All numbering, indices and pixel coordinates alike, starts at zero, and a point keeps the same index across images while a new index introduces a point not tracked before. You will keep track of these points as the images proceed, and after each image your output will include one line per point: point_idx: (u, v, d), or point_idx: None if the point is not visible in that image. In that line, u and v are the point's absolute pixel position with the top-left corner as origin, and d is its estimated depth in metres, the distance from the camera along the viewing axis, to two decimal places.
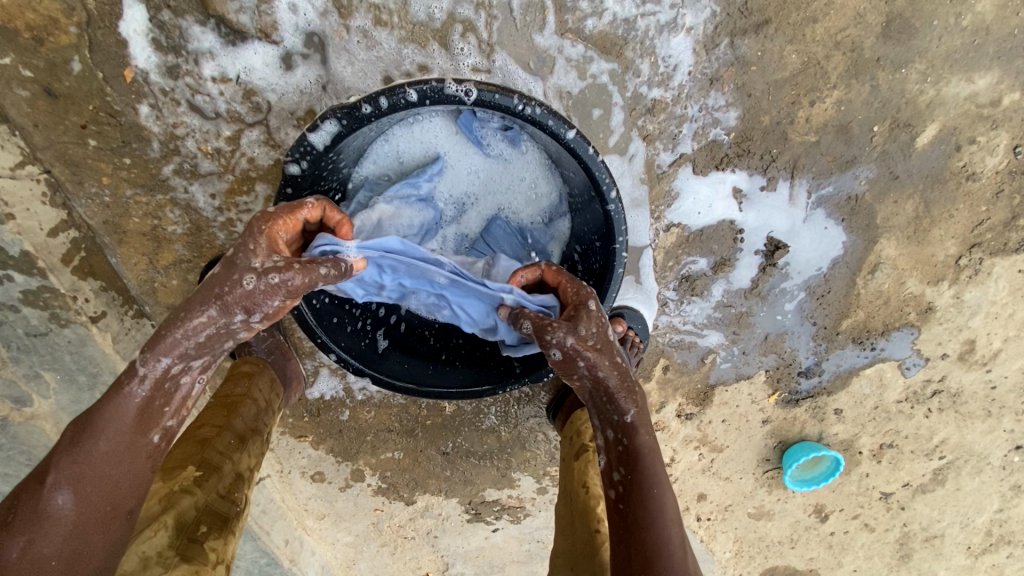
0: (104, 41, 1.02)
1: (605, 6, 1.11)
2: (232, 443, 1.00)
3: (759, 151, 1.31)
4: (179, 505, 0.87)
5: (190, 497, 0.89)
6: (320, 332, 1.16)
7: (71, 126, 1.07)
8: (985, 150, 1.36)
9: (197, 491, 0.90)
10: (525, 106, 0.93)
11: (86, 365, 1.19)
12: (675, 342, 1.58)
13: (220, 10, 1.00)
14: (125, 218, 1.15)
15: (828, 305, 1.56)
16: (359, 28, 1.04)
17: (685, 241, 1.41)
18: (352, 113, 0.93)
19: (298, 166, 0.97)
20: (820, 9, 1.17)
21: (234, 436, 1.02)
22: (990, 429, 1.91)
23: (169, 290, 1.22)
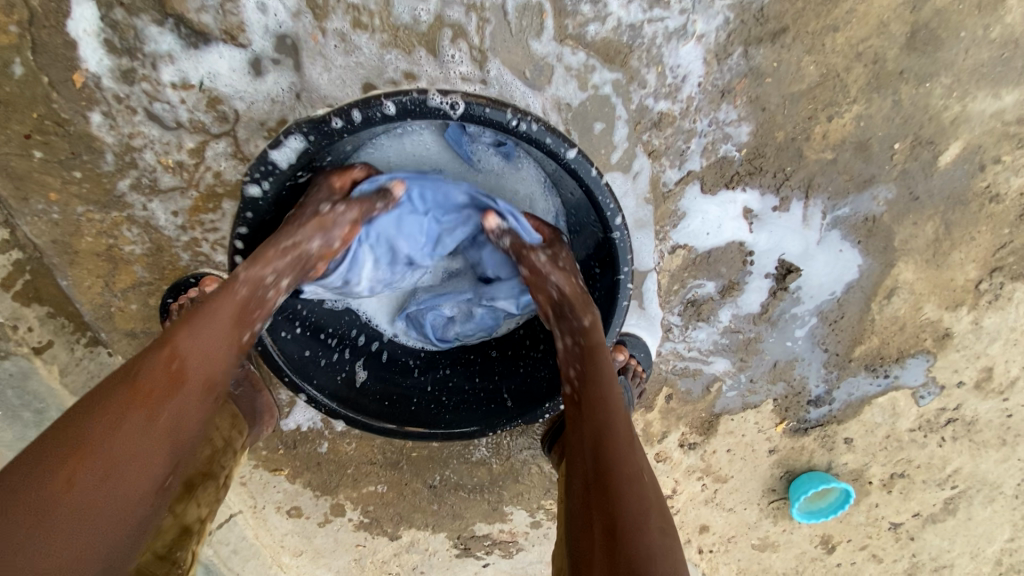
0: (50, 42, 0.91)
1: (609, 11, 1.02)
2: (177, 492, 0.92)
3: (772, 169, 1.21)
4: None
5: None
6: (289, 369, 1.04)
7: (14, 135, 0.96)
8: (1010, 171, 1.28)
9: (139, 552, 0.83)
10: (519, 122, 0.82)
11: (30, 400, 1.07)
12: (679, 369, 1.48)
13: (180, 10, 0.90)
14: (76, 237, 1.04)
15: (841, 331, 1.47)
16: (336, 30, 0.94)
17: (691, 264, 1.31)
18: (323, 126, 0.82)
19: (259, 187, 0.88)
20: (841, 17, 1.08)
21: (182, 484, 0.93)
22: (1005, 458, 1.82)
23: (127, 315, 1.12)
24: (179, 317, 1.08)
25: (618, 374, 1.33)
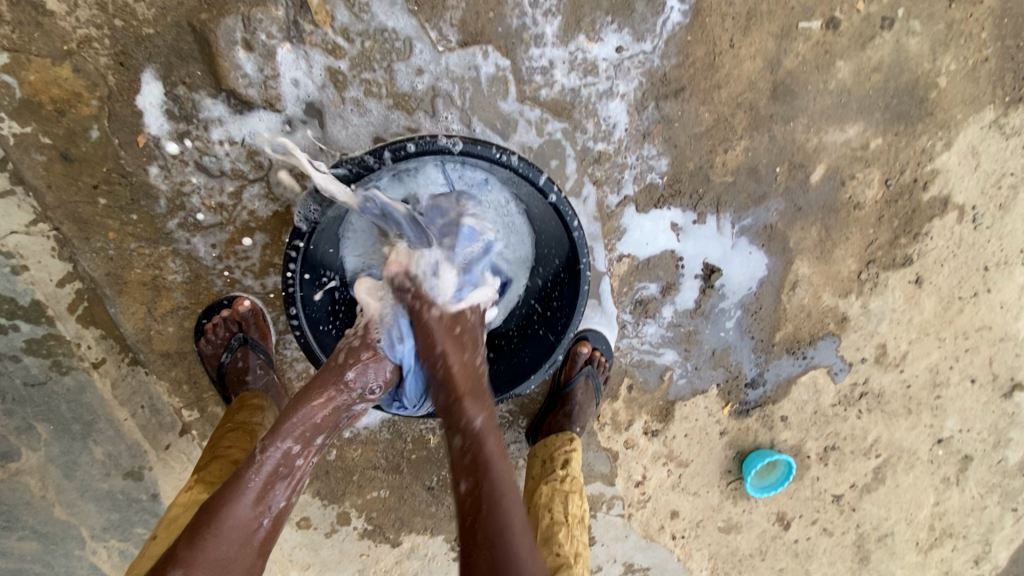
0: (121, 112, 1.16)
1: (555, 79, 1.36)
2: None
3: (688, 191, 1.57)
4: None
5: None
6: (323, 358, 1.25)
7: (84, 186, 1.18)
8: (864, 184, 1.66)
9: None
10: (502, 155, 1.15)
11: (82, 413, 1.26)
12: (636, 361, 1.76)
13: (231, 85, 1.17)
14: (128, 269, 1.24)
15: (762, 320, 1.77)
16: (352, 98, 1.23)
17: (635, 270, 1.63)
18: (361, 164, 1.11)
19: (313, 208, 1.13)
20: (721, 78, 1.47)
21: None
22: (914, 424, 1.95)
23: (164, 337, 1.29)
24: (216, 334, 1.27)
25: (586, 364, 1.62)
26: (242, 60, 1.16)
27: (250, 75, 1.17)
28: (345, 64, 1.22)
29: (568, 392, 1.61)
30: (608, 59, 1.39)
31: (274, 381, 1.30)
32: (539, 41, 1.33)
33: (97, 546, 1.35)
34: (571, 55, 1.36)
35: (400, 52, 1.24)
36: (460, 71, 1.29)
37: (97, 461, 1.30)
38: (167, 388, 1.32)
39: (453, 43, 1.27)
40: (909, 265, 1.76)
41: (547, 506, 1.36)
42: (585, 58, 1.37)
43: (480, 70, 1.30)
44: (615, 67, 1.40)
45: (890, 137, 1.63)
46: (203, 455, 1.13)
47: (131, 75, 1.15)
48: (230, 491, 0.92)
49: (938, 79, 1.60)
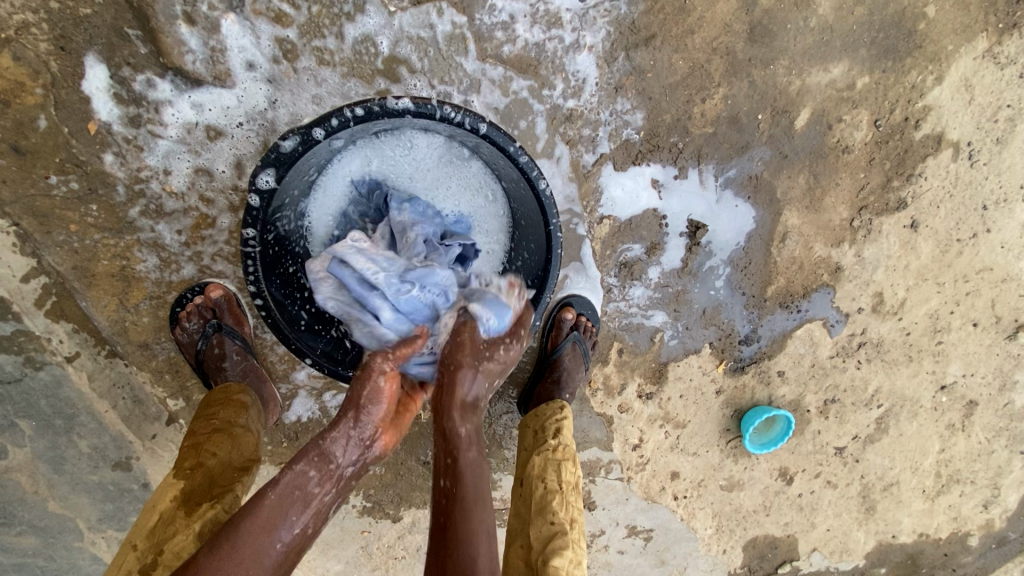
0: (67, 99, 1.12)
1: (517, 34, 1.30)
2: (237, 471, 1.09)
3: (667, 145, 1.51)
4: (205, 517, 0.98)
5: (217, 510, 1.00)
6: (293, 338, 1.22)
7: (38, 178, 1.16)
8: (852, 127, 1.59)
9: (218, 507, 1.01)
10: (457, 114, 1.11)
11: (63, 408, 1.27)
12: (624, 325, 1.73)
13: (177, 63, 1.13)
14: (94, 262, 1.22)
15: (752, 274, 1.72)
16: (305, 69, 1.19)
17: (617, 231, 1.59)
18: (309, 134, 1.07)
19: (268, 177, 1.09)
20: (694, 23, 1.40)
21: (236, 467, 1.10)
22: (915, 372, 1.91)
23: (139, 328, 1.28)
24: (190, 322, 1.26)
25: (572, 331, 1.61)
26: (185, 35, 1.12)
27: (195, 50, 1.13)
28: (293, 32, 1.17)
29: (555, 359, 1.60)
30: (572, 9, 1.32)
31: (252, 367, 1.30)
32: None
33: (95, 538, 1.37)
34: (533, 7, 1.29)
35: (350, 15, 1.18)
36: (415, 32, 1.23)
37: (84, 454, 1.31)
38: (148, 379, 1.32)
39: (406, 3, 1.21)
40: (903, 208, 1.70)
41: (541, 476, 1.35)
42: (547, 10, 1.30)
43: (436, 29, 1.24)
44: (580, 17, 1.33)
45: (877, 75, 1.55)
46: (182, 458, 1.09)
47: (73, 59, 1.11)
48: (250, 506, 0.90)
49: (926, 9, 1.52)
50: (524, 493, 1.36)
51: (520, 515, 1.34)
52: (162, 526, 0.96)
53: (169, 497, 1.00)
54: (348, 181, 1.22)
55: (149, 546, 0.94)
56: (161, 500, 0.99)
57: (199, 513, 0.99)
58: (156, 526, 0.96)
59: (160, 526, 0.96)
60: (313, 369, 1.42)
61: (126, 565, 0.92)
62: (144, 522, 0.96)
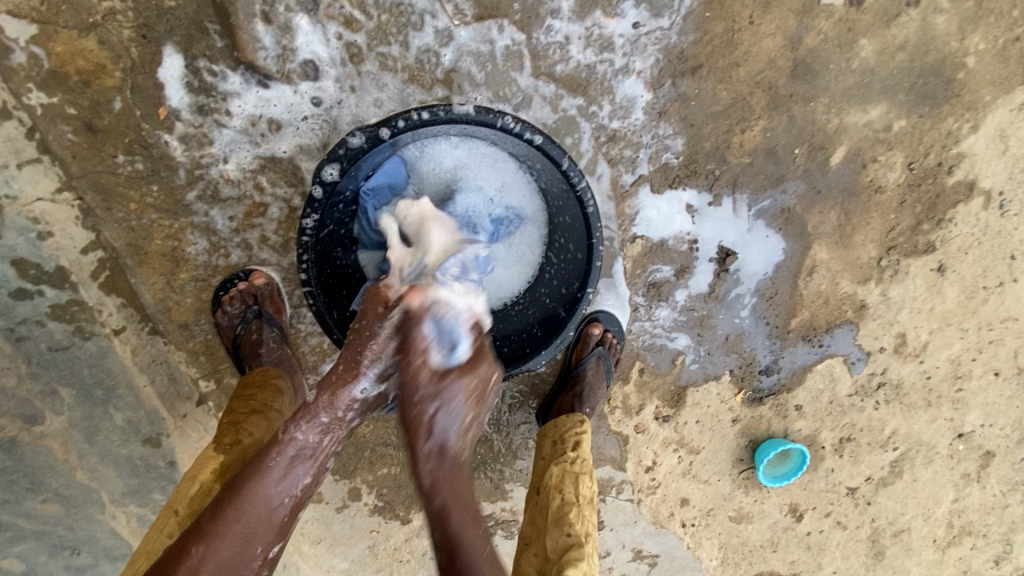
0: (144, 84, 1.18)
1: (570, 54, 1.35)
2: None
3: (704, 172, 1.55)
4: None
5: None
6: (336, 329, 1.25)
7: (107, 156, 1.21)
8: (886, 167, 1.62)
9: None
10: (516, 125, 1.18)
11: (103, 378, 1.30)
12: (648, 345, 1.74)
13: (250, 58, 1.19)
14: (148, 240, 1.26)
15: (778, 305, 1.73)
16: (368, 73, 1.24)
17: (649, 251, 1.61)
18: (376, 132, 1.15)
19: (334, 169, 1.17)
20: (740, 56, 1.45)
21: None
22: (933, 417, 1.90)
23: (182, 308, 1.32)
24: (232, 306, 1.29)
25: (597, 345, 1.62)
26: (260, 32, 1.18)
27: (268, 47, 1.19)
28: (361, 37, 1.22)
29: (579, 372, 1.61)
30: (625, 35, 1.37)
31: (287, 355, 1.31)
32: (555, 16, 1.32)
33: (116, 512, 1.39)
34: (587, 30, 1.34)
35: (416, 25, 1.24)
36: (475, 45, 1.29)
37: (117, 427, 1.34)
38: (185, 359, 1.35)
39: (468, 18, 1.26)
40: (931, 252, 1.72)
41: (558, 487, 1.35)
42: (601, 34, 1.36)
43: (495, 44, 1.30)
44: (632, 43, 1.38)
45: (914, 119, 1.59)
46: (221, 433, 1.13)
47: (154, 48, 1.17)
48: (254, 470, 0.95)
49: (965, 59, 1.56)
50: (539, 502, 1.37)
51: (536, 524, 1.35)
52: (202, 496, 1.04)
53: (208, 469, 1.06)
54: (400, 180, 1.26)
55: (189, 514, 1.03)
56: (202, 472, 1.06)
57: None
58: (198, 494, 1.03)
59: (200, 496, 1.04)
60: None
61: (170, 526, 1.01)
62: (186, 492, 1.04)
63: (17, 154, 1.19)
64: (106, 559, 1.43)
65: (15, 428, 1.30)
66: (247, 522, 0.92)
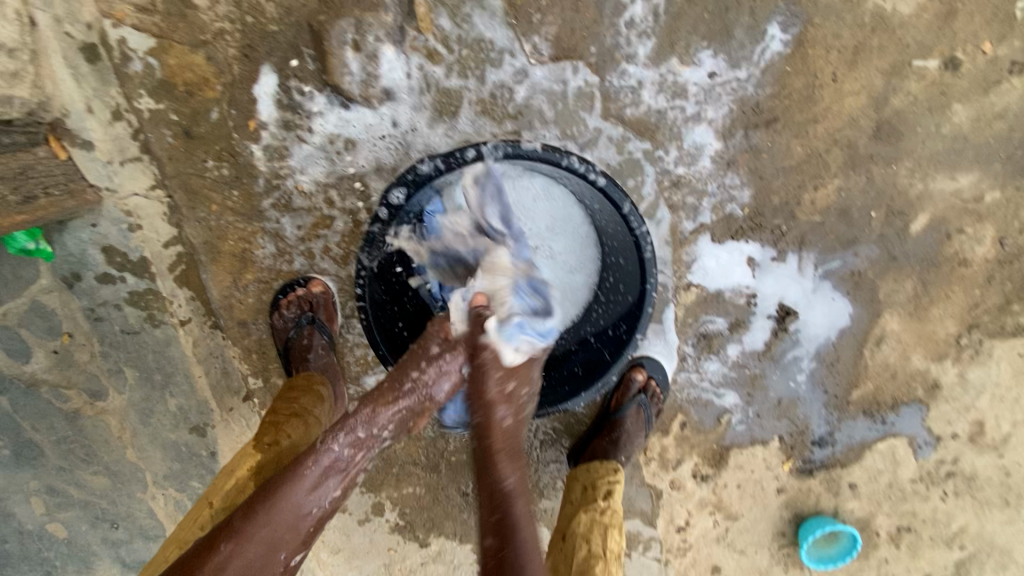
0: (240, 98, 1.27)
1: (642, 98, 1.35)
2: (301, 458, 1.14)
3: (770, 226, 1.49)
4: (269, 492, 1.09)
5: None
6: (382, 345, 1.28)
7: (198, 160, 1.29)
8: (973, 240, 1.51)
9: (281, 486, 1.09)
10: (582, 166, 1.17)
11: (164, 364, 1.38)
12: (692, 398, 1.67)
13: (336, 82, 1.26)
14: (222, 241, 1.34)
15: (838, 373, 1.62)
16: (444, 103, 1.30)
17: (703, 302, 1.56)
18: (443, 161, 1.17)
19: (399, 194, 1.18)
20: (819, 112, 1.40)
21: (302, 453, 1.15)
22: (1010, 519, 1.70)
23: (243, 307, 1.39)
24: (289, 310, 1.35)
25: (639, 392, 1.56)
26: (349, 59, 1.25)
27: (354, 73, 1.26)
28: (441, 69, 1.28)
29: (617, 419, 1.54)
30: (700, 83, 1.36)
31: (331, 363, 1.36)
32: (631, 61, 1.32)
33: (156, 493, 1.46)
34: (662, 76, 1.34)
35: (494, 62, 1.28)
36: (549, 84, 1.31)
37: (169, 412, 1.41)
38: (238, 355, 1.41)
39: (545, 57, 1.29)
40: (1020, 335, 1.56)
41: (585, 535, 1.30)
42: (675, 81, 1.35)
43: (568, 84, 1.32)
44: (706, 91, 1.36)
45: (1009, 192, 1.47)
46: (261, 433, 1.16)
47: (253, 66, 1.26)
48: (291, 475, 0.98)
49: None
50: (564, 550, 1.31)
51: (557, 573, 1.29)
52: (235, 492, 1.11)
53: (246, 466, 1.12)
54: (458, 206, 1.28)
55: (223, 506, 1.10)
56: (240, 468, 1.11)
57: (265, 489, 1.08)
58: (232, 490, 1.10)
59: (233, 491, 1.10)
60: (383, 376, 1.48)
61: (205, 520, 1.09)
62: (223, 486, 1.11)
63: (121, 154, 1.26)
64: (141, 537, 1.49)
65: (81, 401, 1.38)
66: (275, 526, 0.94)
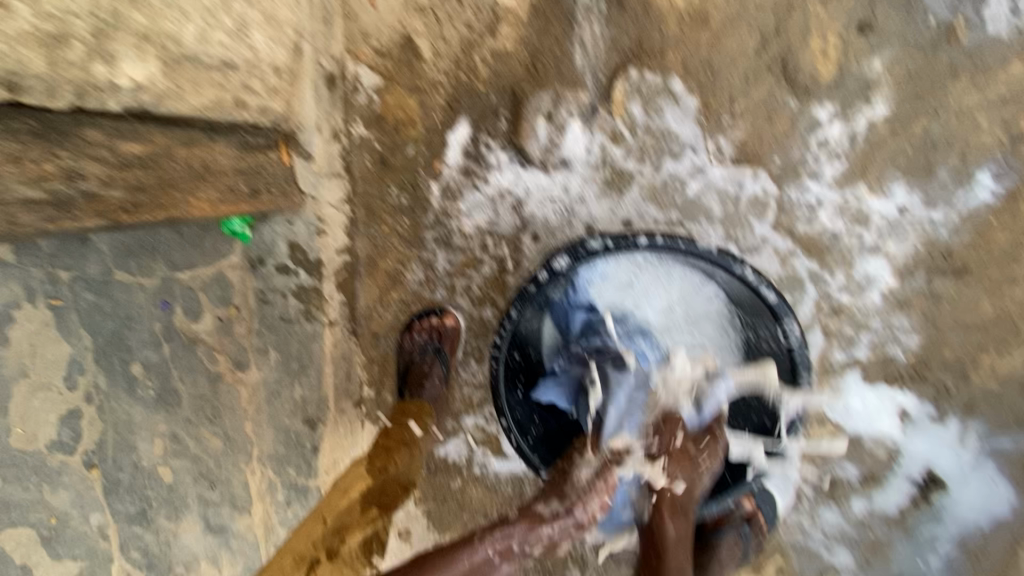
0: (435, 141, 1.42)
1: (818, 218, 1.31)
2: (399, 490, 1.22)
3: (934, 381, 1.34)
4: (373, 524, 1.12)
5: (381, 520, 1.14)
6: (503, 395, 1.32)
7: (384, 185, 1.45)
8: None
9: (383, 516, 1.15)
10: (752, 275, 1.21)
11: (303, 356, 1.50)
12: (798, 544, 1.47)
13: (523, 144, 1.36)
14: (382, 258, 1.47)
15: (980, 568, 1.39)
16: (615, 182, 1.35)
17: (836, 442, 1.41)
18: (614, 242, 1.25)
19: (565, 261, 1.27)
20: (1021, 274, 1.26)
21: (401, 484, 1.23)
22: None
23: (380, 321, 1.50)
24: (419, 335, 1.43)
25: (744, 521, 1.31)
26: (540, 126, 1.35)
27: (541, 139, 1.35)
28: (620, 151, 1.34)
29: (712, 542, 1.29)
30: (887, 215, 1.28)
31: (440, 394, 1.44)
32: (815, 178, 1.29)
33: (255, 468, 1.56)
34: (844, 200, 1.29)
35: (674, 154, 1.32)
36: (723, 184, 1.32)
37: (292, 399, 1.52)
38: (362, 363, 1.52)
39: (726, 159, 1.31)
40: None
41: None
42: (859, 207, 1.29)
43: (743, 189, 1.31)
44: (892, 224, 1.28)
45: None
46: (372, 456, 1.24)
47: (454, 116, 1.40)
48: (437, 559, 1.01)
49: None
50: None
51: None
52: (344, 512, 1.10)
53: (357, 488, 1.16)
54: (609, 280, 1.31)
55: (332, 526, 1.07)
56: (352, 488, 1.15)
57: (369, 517, 1.12)
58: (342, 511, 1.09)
59: (343, 512, 1.10)
60: (482, 421, 1.51)
61: (314, 534, 1.06)
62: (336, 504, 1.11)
63: (329, 168, 1.43)
64: (229, 505, 1.59)
65: (225, 366, 1.51)
66: None
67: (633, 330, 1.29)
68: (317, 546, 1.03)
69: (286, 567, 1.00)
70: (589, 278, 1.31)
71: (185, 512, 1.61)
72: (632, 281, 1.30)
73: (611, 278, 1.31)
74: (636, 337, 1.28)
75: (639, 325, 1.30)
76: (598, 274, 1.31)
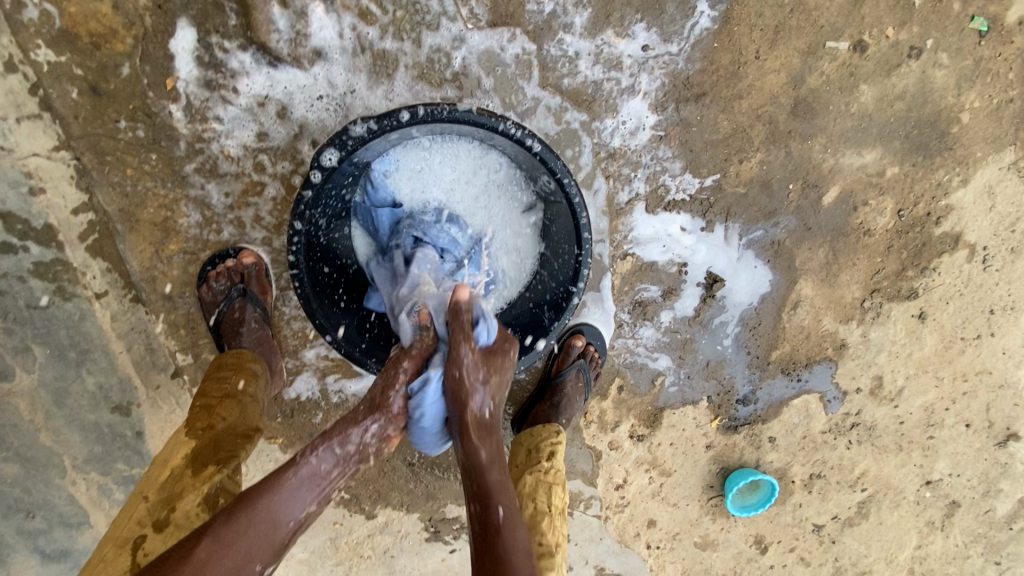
0: (154, 53, 1.19)
1: (579, 69, 1.38)
2: (239, 440, 1.11)
3: (699, 198, 1.57)
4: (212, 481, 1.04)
5: (222, 475, 1.06)
6: (319, 314, 1.26)
7: (109, 121, 1.21)
8: (876, 212, 1.64)
9: (224, 471, 1.06)
10: (517, 132, 1.18)
11: (80, 341, 1.29)
12: (629, 362, 1.75)
13: (263, 40, 1.20)
14: (141, 208, 1.26)
15: (759, 336, 1.75)
16: (379, 66, 1.26)
17: (638, 270, 1.63)
18: (376, 125, 1.14)
19: (333, 155, 1.15)
20: (744, 88, 1.48)
21: (239, 433, 1.12)
22: (902, 462, 1.92)
23: (167, 279, 1.31)
24: (218, 283, 1.29)
25: (578, 358, 1.62)
26: (276, 15, 1.19)
27: (282, 30, 1.20)
28: (375, 30, 1.25)
29: (558, 383, 1.61)
30: (633, 56, 1.40)
31: (265, 336, 1.31)
32: (568, 30, 1.34)
33: (77, 478, 1.38)
34: (597, 48, 1.38)
35: (430, 25, 1.27)
36: (486, 51, 1.31)
37: (87, 392, 1.33)
38: (165, 329, 1.34)
39: (482, 23, 1.29)
40: (914, 298, 1.73)
41: (531, 496, 1.35)
42: (610, 53, 1.39)
43: (506, 52, 1.33)
44: (639, 64, 1.41)
45: (907, 167, 1.61)
46: (193, 418, 1.12)
47: (168, 19, 1.18)
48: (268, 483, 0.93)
49: (960, 114, 1.57)
50: None
51: None
52: (171, 481, 1.02)
53: (181, 454, 1.06)
54: (398, 169, 1.27)
55: (158, 500, 1.00)
56: (174, 456, 1.05)
57: (205, 476, 1.04)
58: (167, 481, 1.02)
59: (169, 483, 1.02)
60: (323, 350, 1.46)
61: (138, 513, 0.98)
62: (156, 478, 1.02)
63: (16, 106, 1.19)
64: (61, 526, 1.41)
65: None
66: (252, 536, 0.88)
67: (434, 215, 1.29)
68: (142, 523, 0.97)
69: (108, 555, 0.94)
70: (376, 171, 1.25)
71: (12, 549, 1.42)
72: (420, 165, 1.27)
73: (398, 167, 1.27)
74: (440, 224, 1.28)
75: (438, 208, 1.30)
76: (385, 165, 1.26)
